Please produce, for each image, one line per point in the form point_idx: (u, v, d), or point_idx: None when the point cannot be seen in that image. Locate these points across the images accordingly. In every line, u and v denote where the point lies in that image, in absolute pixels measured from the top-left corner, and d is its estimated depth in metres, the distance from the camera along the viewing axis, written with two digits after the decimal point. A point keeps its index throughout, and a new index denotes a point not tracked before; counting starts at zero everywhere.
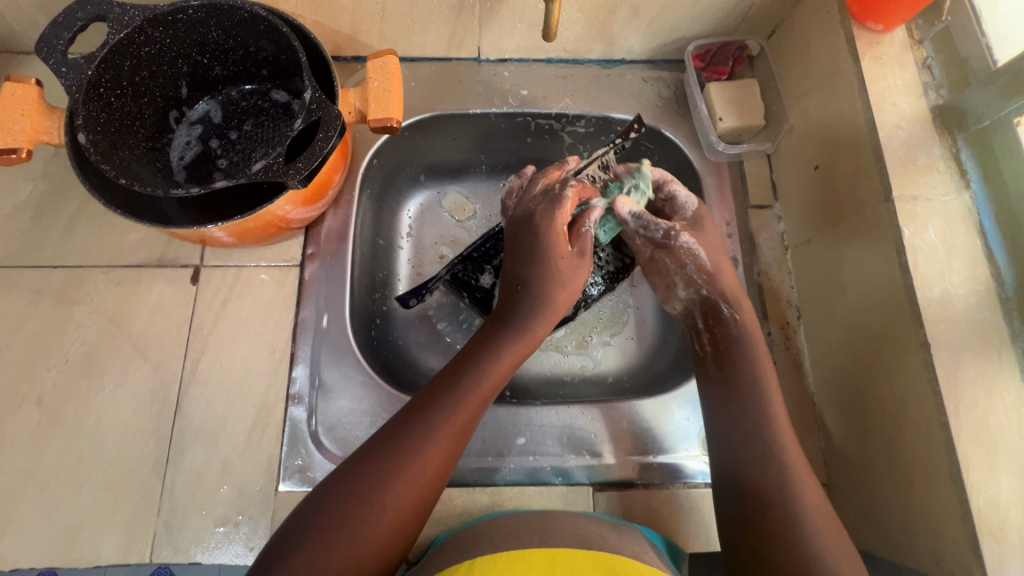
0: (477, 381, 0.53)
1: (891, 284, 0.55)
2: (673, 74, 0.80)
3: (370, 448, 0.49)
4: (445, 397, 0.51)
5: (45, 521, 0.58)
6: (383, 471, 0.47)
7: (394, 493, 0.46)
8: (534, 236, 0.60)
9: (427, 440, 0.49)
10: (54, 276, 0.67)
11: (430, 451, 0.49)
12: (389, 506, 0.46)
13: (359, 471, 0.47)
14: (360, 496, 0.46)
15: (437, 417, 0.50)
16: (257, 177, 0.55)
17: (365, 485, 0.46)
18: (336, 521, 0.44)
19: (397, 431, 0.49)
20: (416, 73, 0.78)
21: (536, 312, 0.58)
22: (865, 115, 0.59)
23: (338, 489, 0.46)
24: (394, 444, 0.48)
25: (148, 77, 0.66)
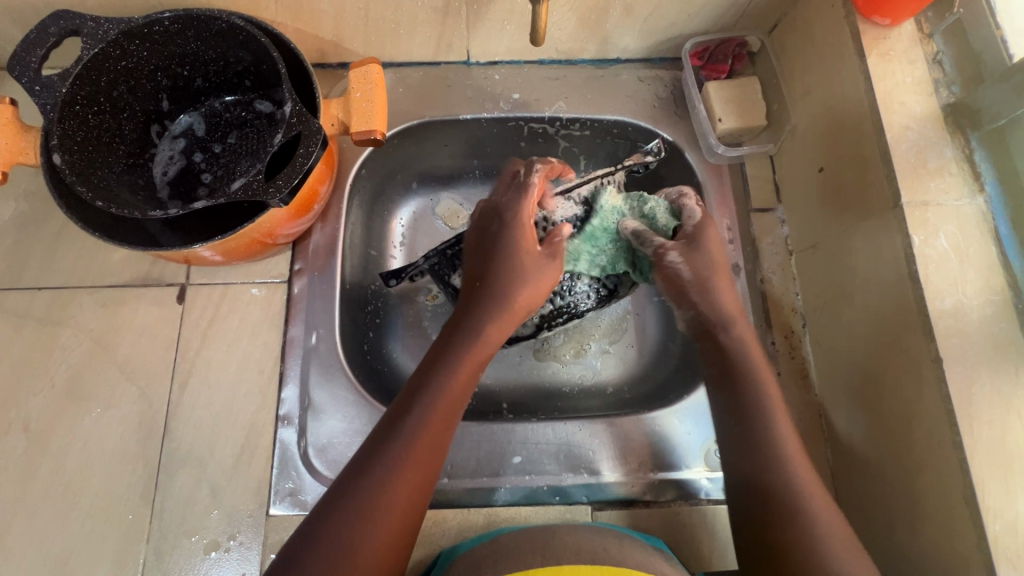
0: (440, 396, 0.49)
1: (901, 295, 0.53)
2: (671, 72, 0.77)
3: (336, 495, 0.44)
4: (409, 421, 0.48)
5: (34, 549, 0.57)
6: (356, 512, 0.43)
7: (374, 541, 0.43)
8: (500, 237, 0.59)
9: (395, 472, 0.45)
10: (38, 298, 0.65)
11: (399, 480, 0.45)
12: (371, 558, 0.42)
13: (328, 523, 0.43)
14: (338, 554, 0.41)
15: (404, 444, 0.46)
16: (237, 196, 0.53)
17: (339, 540, 0.42)
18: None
19: (362, 469, 0.45)
20: (404, 79, 0.76)
21: (500, 315, 0.55)
22: (871, 115, 0.56)
23: (309, 547, 0.42)
24: (360, 484, 0.44)
25: (127, 92, 0.64)
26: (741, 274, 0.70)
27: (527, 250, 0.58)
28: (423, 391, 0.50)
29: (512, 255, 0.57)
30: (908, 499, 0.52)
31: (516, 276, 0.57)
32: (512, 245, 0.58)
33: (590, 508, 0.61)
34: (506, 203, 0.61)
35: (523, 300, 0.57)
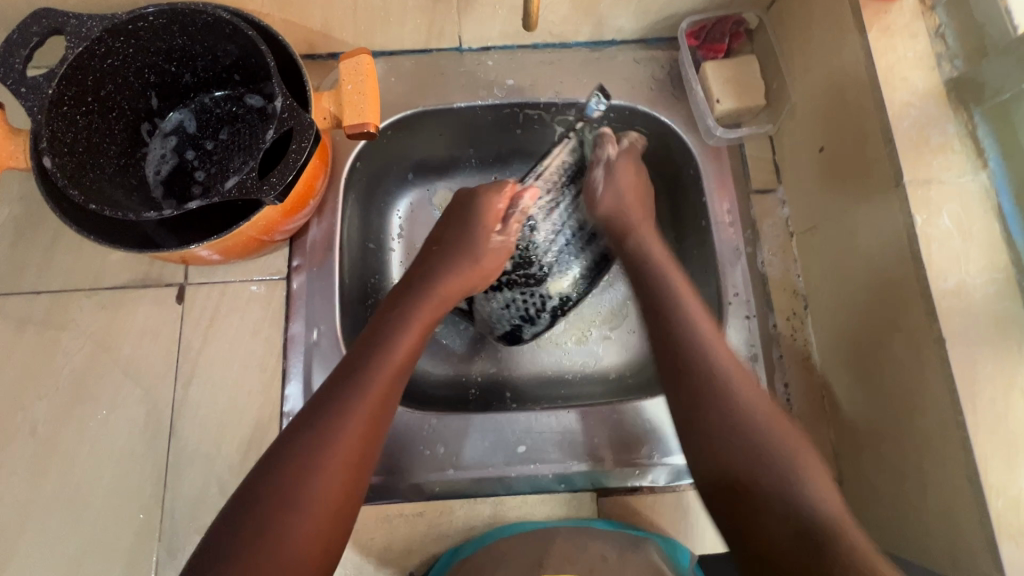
0: (389, 354, 0.54)
1: (904, 276, 0.52)
2: (667, 53, 0.76)
3: (303, 415, 0.50)
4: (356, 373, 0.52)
5: (48, 550, 0.58)
6: (307, 452, 0.47)
7: (332, 457, 0.47)
8: (468, 216, 0.65)
9: (355, 398, 0.50)
10: (38, 302, 0.65)
11: (355, 405, 0.50)
12: (329, 471, 0.47)
13: (294, 439, 0.48)
14: (300, 466, 0.47)
15: (354, 390, 0.51)
16: (230, 195, 0.53)
17: (302, 453, 0.47)
18: (278, 492, 0.46)
19: (325, 396, 0.51)
20: (395, 68, 0.74)
21: (454, 280, 0.62)
22: (872, 92, 0.55)
23: (279, 457, 0.47)
24: (307, 429, 0.49)
25: (114, 90, 0.63)
26: (742, 257, 0.69)
27: (485, 224, 0.64)
28: (382, 333, 0.56)
29: (473, 226, 0.65)
30: (912, 478, 0.52)
31: (474, 245, 0.64)
32: (473, 220, 0.65)
33: (595, 495, 0.62)
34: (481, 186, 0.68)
35: (482, 265, 0.64)
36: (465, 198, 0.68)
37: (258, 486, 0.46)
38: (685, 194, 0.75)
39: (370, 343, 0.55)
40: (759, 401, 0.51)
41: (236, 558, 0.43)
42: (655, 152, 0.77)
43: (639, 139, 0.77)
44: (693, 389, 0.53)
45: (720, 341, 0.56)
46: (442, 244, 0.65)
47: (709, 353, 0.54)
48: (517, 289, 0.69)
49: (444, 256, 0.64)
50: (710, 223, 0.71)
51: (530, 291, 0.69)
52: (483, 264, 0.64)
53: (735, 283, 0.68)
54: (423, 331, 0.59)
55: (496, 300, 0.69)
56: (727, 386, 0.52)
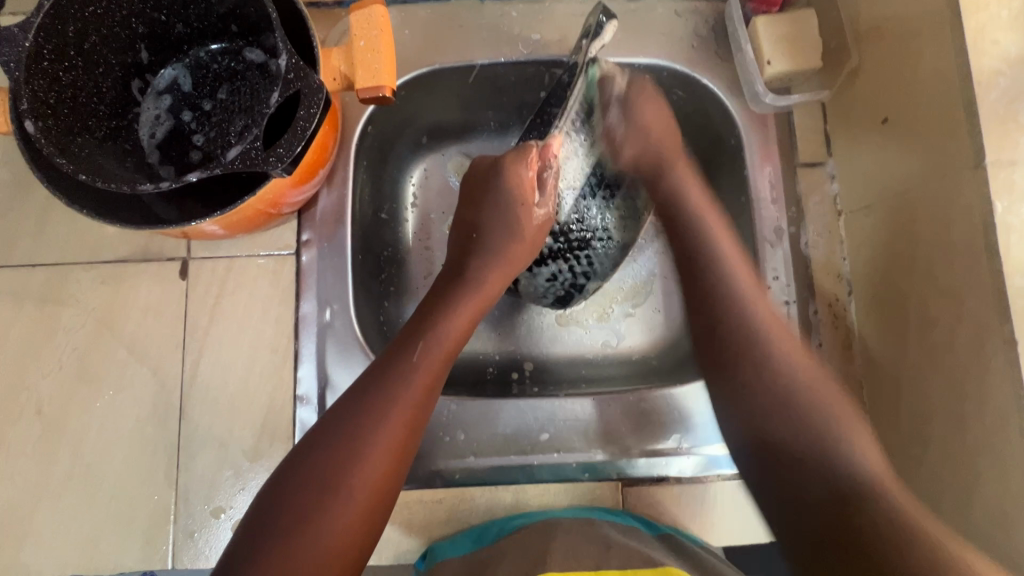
0: (434, 344, 0.51)
1: (973, 272, 0.47)
2: (712, 4, 0.68)
3: (340, 404, 0.47)
4: (398, 365, 0.49)
5: (63, 531, 0.57)
6: (347, 448, 0.44)
7: (374, 448, 0.45)
8: (499, 188, 0.59)
9: (395, 393, 0.47)
10: (34, 276, 0.61)
11: (403, 396, 0.47)
12: (364, 470, 0.44)
13: (329, 429, 0.46)
14: (339, 456, 0.44)
15: (395, 384, 0.48)
16: (234, 167, 0.48)
17: (341, 444, 0.45)
18: (315, 481, 0.43)
19: (366, 385, 0.48)
20: (410, 19, 0.67)
21: (498, 264, 0.58)
22: (956, 57, 0.48)
23: (319, 446, 0.45)
24: (345, 425, 0.46)
25: (100, 42, 0.56)
26: (785, 237, 0.64)
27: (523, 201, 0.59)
28: (430, 320, 0.53)
29: (509, 205, 0.59)
30: (964, 483, 0.49)
31: (515, 227, 0.59)
32: (507, 197, 0.59)
33: (620, 485, 0.60)
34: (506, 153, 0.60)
35: (524, 250, 0.60)
36: (483, 175, 0.60)
37: (293, 476, 0.44)
38: (723, 166, 0.69)
39: (416, 331, 0.52)
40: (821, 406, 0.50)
41: (269, 553, 0.41)
42: (692, 118, 0.70)
43: (676, 103, 0.70)
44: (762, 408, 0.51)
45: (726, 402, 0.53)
46: (477, 228, 0.60)
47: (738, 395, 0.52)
48: (563, 260, 0.66)
49: (484, 241, 0.59)
50: (750, 199, 0.65)
51: (578, 256, 0.66)
52: (524, 248, 0.60)
53: (776, 266, 0.63)
54: (470, 320, 0.55)
55: (541, 274, 0.67)
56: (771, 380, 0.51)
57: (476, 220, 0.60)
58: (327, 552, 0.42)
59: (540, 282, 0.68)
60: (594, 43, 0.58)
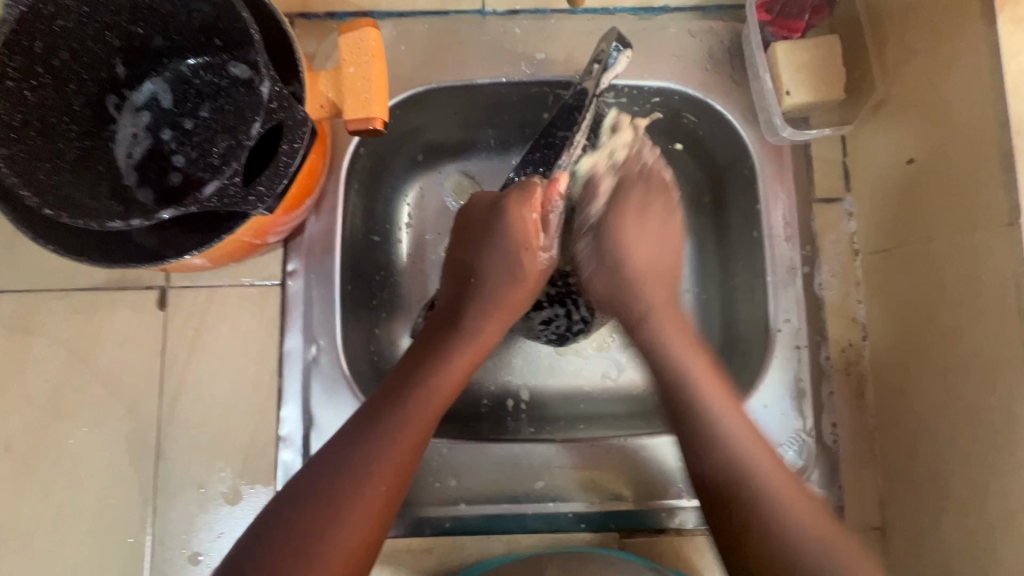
0: (423, 399, 0.49)
1: (1002, 336, 0.44)
2: (728, 24, 0.64)
3: (322, 458, 0.45)
4: (385, 421, 0.47)
5: (33, 574, 0.55)
6: (325, 513, 0.42)
7: (352, 515, 0.43)
8: (496, 230, 0.56)
9: (379, 452, 0.45)
10: (3, 303, 0.58)
11: (389, 454, 0.45)
12: (341, 535, 0.42)
13: (307, 489, 0.44)
14: (317, 516, 0.42)
15: (380, 444, 0.45)
16: (210, 206, 0.44)
17: (318, 504, 0.43)
18: (289, 547, 0.41)
19: (351, 439, 0.46)
20: (406, 33, 0.63)
21: (495, 310, 0.56)
22: (995, 103, 0.44)
23: (296, 507, 0.43)
24: (325, 486, 0.43)
25: (71, 58, 0.52)
26: (798, 277, 0.61)
27: (528, 245, 0.57)
28: (425, 368, 0.51)
29: (508, 246, 0.56)
30: (979, 554, 0.47)
31: (515, 269, 0.56)
32: (506, 240, 0.56)
33: (618, 536, 0.57)
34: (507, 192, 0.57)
35: (523, 294, 0.57)
36: (483, 216, 0.58)
37: (267, 539, 0.42)
38: (735, 197, 0.65)
39: (407, 380, 0.50)
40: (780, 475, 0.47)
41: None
42: (704, 144, 0.66)
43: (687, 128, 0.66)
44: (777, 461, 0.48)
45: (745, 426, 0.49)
46: (475, 270, 0.58)
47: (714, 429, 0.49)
48: None
49: (482, 286, 0.57)
50: (763, 235, 0.61)
51: None
52: (525, 292, 0.57)
53: (787, 307, 0.60)
54: (466, 367, 0.53)
55: None
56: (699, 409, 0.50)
57: (470, 264, 0.58)
58: None
59: (535, 325, 0.66)
60: (605, 73, 0.54)
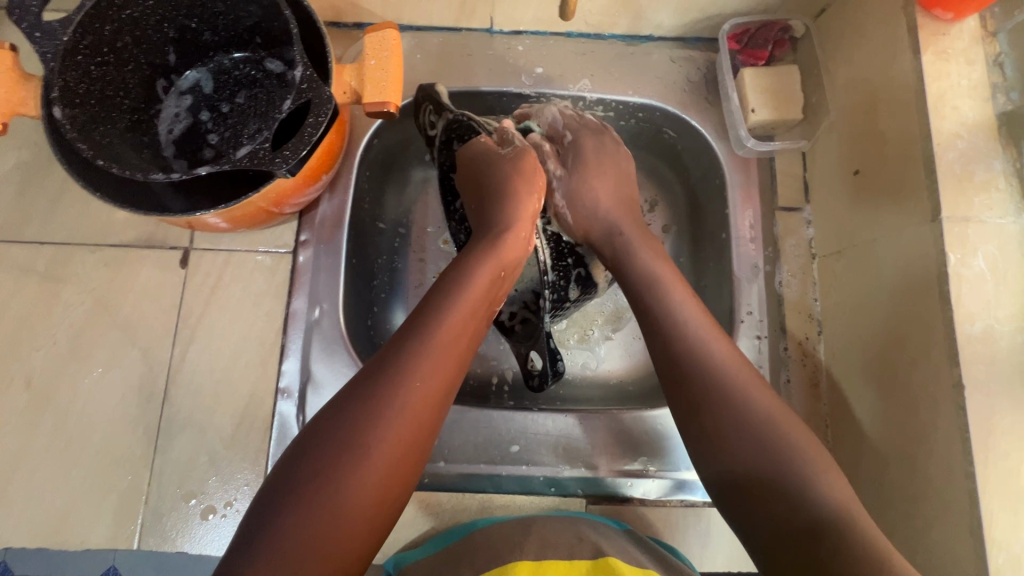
0: (454, 301, 0.48)
1: (927, 318, 0.50)
2: (705, 54, 0.73)
3: (352, 385, 0.43)
4: (418, 324, 0.46)
5: (36, 501, 0.58)
6: (367, 412, 0.41)
7: (394, 411, 0.41)
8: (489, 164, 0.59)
9: (415, 351, 0.44)
10: (42, 253, 0.64)
11: (425, 370, 0.43)
12: (385, 431, 0.40)
13: (348, 396, 0.42)
14: (345, 442, 0.40)
15: (417, 343, 0.44)
16: (243, 164, 0.51)
17: (360, 404, 0.41)
18: (333, 447, 0.39)
19: (380, 362, 0.43)
20: (422, 44, 0.72)
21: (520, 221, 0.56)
22: (919, 119, 0.52)
23: (338, 413, 0.41)
24: (366, 389, 0.42)
25: (132, 43, 0.60)
26: (760, 274, 0.67)
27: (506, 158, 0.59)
28: (449, 289, 0.49)
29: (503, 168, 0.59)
30: (910, 522, 0.51)
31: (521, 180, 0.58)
32: (493, 160, 0.59)
33: (584, 501, 0.61)
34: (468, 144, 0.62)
35: (536, 201, 0.59)
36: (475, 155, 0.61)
37: (309, 447, 0.40)
38: (708, 204, 0.72)
39: (433, 305, 0.48)
40: (750, 377, 0.47)
41: (279, 536, 0.37)
42: (682, 156, 0.74)
43: (667, 141, 0.74)
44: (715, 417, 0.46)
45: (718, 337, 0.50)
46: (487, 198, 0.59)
47: (707, 344, 0.49)
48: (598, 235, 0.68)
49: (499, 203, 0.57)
50: (730, 236, 0.68)
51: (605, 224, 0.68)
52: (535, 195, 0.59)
53: (749, 301, 0.66)
54: (491, 284, 0.51)
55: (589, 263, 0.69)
56: (738, 379, 0.46)
57: (481, 197, 0.60)
58: (348, 514, 0.38)
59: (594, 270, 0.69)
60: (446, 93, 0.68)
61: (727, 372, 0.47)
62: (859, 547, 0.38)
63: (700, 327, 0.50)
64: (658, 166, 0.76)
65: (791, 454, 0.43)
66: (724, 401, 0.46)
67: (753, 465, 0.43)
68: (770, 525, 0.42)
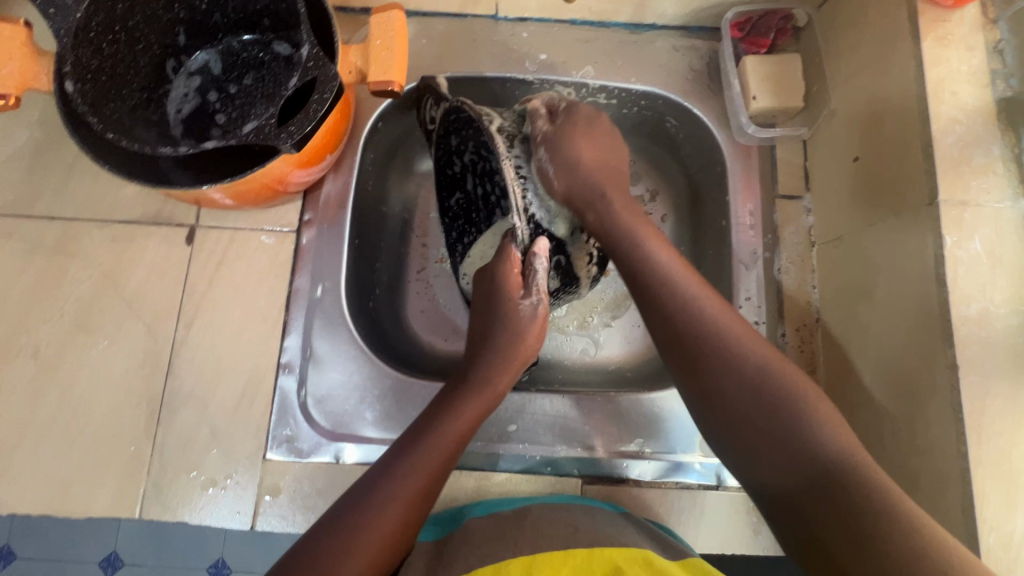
0: (460, 414, 0.50)
1: (923, 301, 0.50)
2: (708, 43, 0.73)
3: (363, 482, 0.46)
4: (429, 432, 0.49)
5: (41, 470, 0.60)
6: (364, 521, 0.43)
7: (387, 523, 0.44)
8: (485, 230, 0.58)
9: (421, 460, 0.47)
10: (50, 227, 0.65)
11: (420, 488, 0.46)
12: (377, 539, 0.43)
13: (360, 489, 0.45)
14: (345, 543, 0.42)
15: (420, 459, 0.47)
16: (248, 139, 0.52)
17: (362, 510, 0.44)
18: (333, 547, 0.42)
19: (387, 468, 0.46)
20: (428, 30, 0.73)
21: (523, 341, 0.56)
22: (918, 104, 0.52)
23: (347, 505, 0.44)
24: (372, 492, 0.45)
25: (143, 22, 0.61)
26: (759, 261, 0.67)
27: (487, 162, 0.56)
28: (454, 400, 0.52)
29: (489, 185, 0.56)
30: None
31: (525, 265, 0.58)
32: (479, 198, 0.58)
33: (580, 481, 0.61)
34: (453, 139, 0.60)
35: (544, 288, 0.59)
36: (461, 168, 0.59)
37: (319, 535, 0.43)
38: (708, 192, 0.73)
39: (440, 410, 0.51)
40: (767, 352, 0.47)
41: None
42: (683, 144, 0.75)
43: (669, 129, 0.75)
44: (711, 368, 0.48)
45: (725, 312, 0.50)
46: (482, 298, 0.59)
47: (696, 301, 0.50)
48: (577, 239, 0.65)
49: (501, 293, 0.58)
50: (730, 222, 0.69)
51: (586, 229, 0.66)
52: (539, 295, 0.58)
53: (748, 287, 0.66)
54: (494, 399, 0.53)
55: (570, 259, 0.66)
56: (724, 333, 0.48)
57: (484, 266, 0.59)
58: None
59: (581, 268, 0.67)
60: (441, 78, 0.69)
61: (714, 323, 0.49)
62: (894, 539, 0.37)
63: (675, 281, 0.51)
64: (660, 153, 0.77)
65: (789, 406, 0.44)
66: (717, 342, 0.48)
67: (784, 466, 0.43)
68: (775, 483, 0.44)
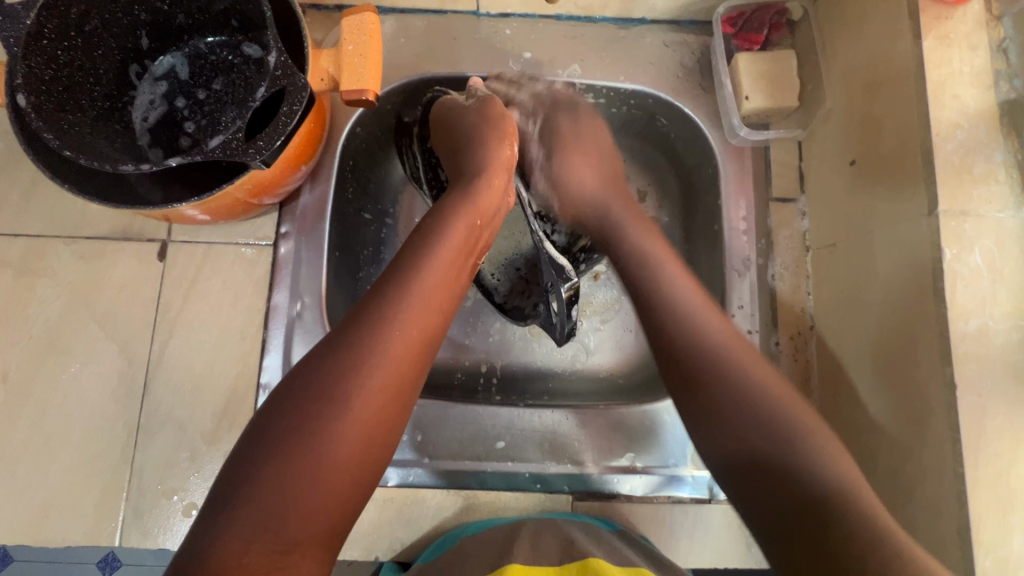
0: (432, 248, 0.47)
1: (921, 313, 0.49)
2: (699, 38, 0.70)
3: (335, 332, 0.41)
4: (401, 269, 0.45)
5: (15, 498, 0.58)
6: (348, 362, 0.39)
7: (376, 361, 0.40)
8: (457, 119, 0.58)
9: (398, 298, 0.43)
10: (14, 246, 0.63)
11: (406, 318, 0.42)
12: (371, 377, 0.39)
13: (337, 338, 0.41)
14: (329, 388, 0.38)
15: (396, 291, 0.43)
16: (214, 156, 0.48)
17: (343, 352, 0.40)
18: (318, 395, 0.38)
19: (359, 314, 0.42)
20: (405, 27, 0.69)
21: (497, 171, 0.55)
22: (919, 106, 0.50)
23: (325, 356, 0.40)
24: (349, 335, 0.41)
25: (101, 26, 0.58)
26: (752, 267, 0.66)
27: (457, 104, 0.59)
28: (422, 236, 0.48)
29: (468, 117, 0.58)
30: (900, 519, 0.50)
31: (493, 118, 0.58)
32: (450, 112, 0.59)
33: (571, 498, 0.61)
34: (455, 103, 0.60)
35: (507, 148, 0.58)
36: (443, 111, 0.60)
37: (295, 392, 0.38)
38: (700, 194, 0.71)
39: (411, 251, 0.47)
40: (774, 383, 0.45)
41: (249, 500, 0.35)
42: (674, 144, 0.72)
43: (660, 129, 0.72)
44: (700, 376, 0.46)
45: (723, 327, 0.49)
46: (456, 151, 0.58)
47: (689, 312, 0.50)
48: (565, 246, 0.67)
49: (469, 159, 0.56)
50: (724, 227, 0.67)
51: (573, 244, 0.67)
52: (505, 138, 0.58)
53: (741, 294, 0.65)
54: (468, 235, 0.50)
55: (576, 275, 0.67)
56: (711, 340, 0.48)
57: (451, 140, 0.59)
58: (341, 455, 0.37)
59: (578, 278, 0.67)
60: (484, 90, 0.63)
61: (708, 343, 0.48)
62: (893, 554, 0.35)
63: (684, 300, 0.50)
64: (651, 153, 0.74)
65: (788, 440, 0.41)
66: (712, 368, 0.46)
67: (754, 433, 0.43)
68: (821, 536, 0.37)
